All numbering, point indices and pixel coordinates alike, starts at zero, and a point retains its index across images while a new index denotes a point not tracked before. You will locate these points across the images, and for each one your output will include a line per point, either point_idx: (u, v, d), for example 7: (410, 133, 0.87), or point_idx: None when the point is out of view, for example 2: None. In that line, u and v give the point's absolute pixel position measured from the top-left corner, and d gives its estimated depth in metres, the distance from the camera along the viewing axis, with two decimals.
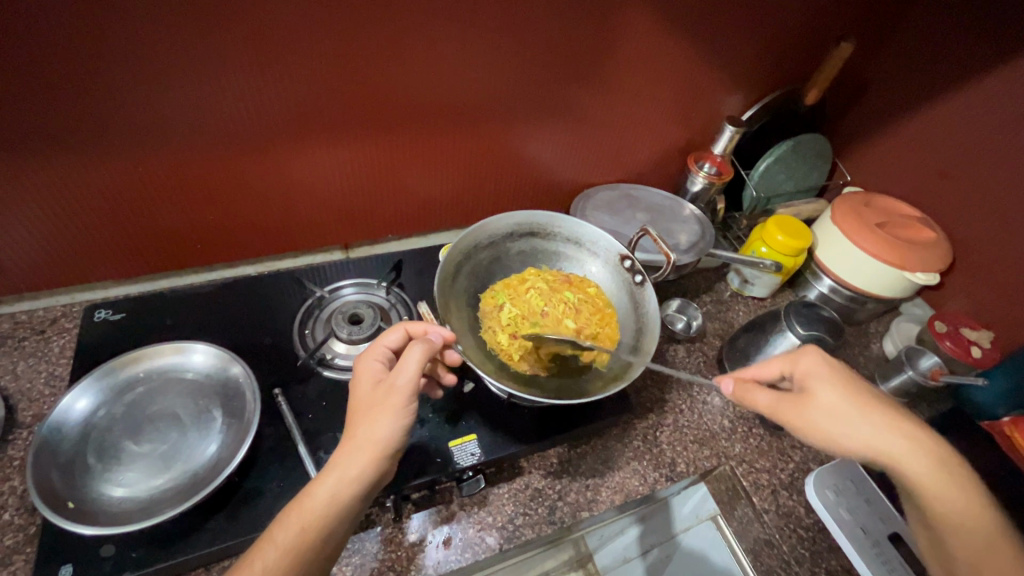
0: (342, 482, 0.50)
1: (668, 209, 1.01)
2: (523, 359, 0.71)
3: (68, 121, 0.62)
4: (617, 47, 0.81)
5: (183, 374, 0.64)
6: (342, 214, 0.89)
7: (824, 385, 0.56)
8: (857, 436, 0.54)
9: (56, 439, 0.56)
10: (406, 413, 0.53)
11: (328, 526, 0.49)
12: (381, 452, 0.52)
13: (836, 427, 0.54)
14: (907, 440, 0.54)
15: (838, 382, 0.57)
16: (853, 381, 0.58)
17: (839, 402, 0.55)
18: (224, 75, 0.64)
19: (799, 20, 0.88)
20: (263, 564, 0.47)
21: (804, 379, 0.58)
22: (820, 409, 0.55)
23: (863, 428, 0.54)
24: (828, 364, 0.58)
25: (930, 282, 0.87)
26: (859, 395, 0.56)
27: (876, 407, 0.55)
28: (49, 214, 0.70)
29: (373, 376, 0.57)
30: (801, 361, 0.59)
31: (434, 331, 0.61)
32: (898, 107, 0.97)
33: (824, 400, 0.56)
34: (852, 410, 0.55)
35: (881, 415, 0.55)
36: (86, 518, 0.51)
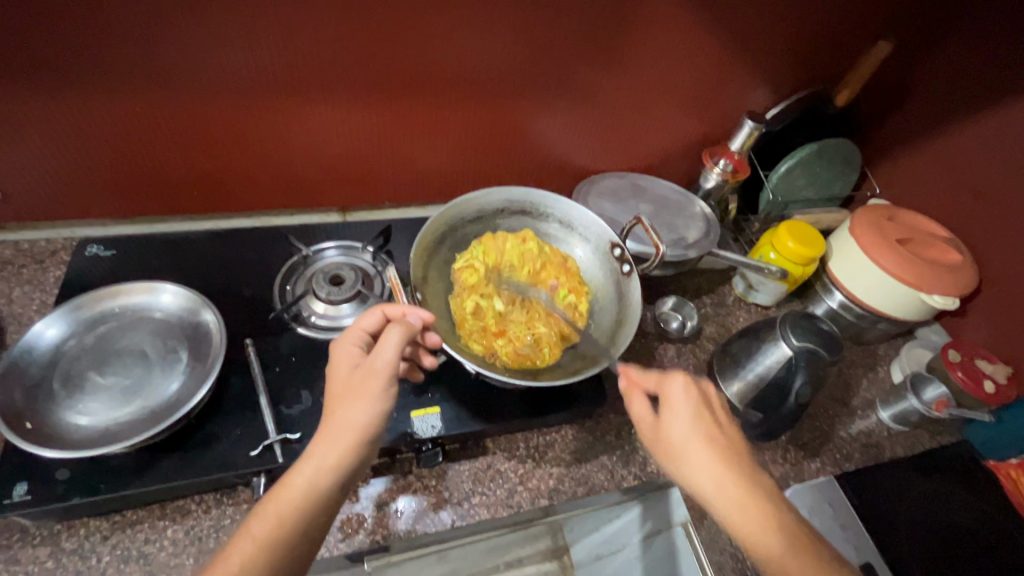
0: (320, 471, 0.49)
1: (677, 203, 0.97)
2: (476, 342, 0.69)
3: (70, 55, 0.63)
4: (635, 28, 0.77)
5: (154, 314, 0.65)
6: (340, 175, 0.89)
7: (678, 413, 0.54)
8: (690, 472, 0.51)
9: (25, 362, 0.58)
10: (386, 396, 0.53)
11: (308, 515, 0.49)
12: (360, 439, 0.51)
13: (674, 459, 0.53)
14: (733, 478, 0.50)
15: (695, 412, 0.54)
16: (711, 414, 0.55)
17: (684, 432, 0.53)
18: (223, 23, 0.64)
19: (838, 13, 0.82)
20: (240, 556, 0.46)
21: (665, 406, 0.56)
22: (666, 434, 0.54)
23: (692, 464, 0.51)
24: (692, 391, 0.56)
25: (948, 306, 0.82)
26: (711, 431, 0.53)
27: (718, 443, 0.52)
28: (51, 147, 0.71)
29: (351, 361, 0.56)
30: (671, 386, 0.56)
31: (414, 314, 0.60)
32: (938, 117, 0.90)
33: (675, 428, 0.53)
34: (691, 443, 0.52)
35: (721, 454, 0.51)
36: (42, 440, 0.53)
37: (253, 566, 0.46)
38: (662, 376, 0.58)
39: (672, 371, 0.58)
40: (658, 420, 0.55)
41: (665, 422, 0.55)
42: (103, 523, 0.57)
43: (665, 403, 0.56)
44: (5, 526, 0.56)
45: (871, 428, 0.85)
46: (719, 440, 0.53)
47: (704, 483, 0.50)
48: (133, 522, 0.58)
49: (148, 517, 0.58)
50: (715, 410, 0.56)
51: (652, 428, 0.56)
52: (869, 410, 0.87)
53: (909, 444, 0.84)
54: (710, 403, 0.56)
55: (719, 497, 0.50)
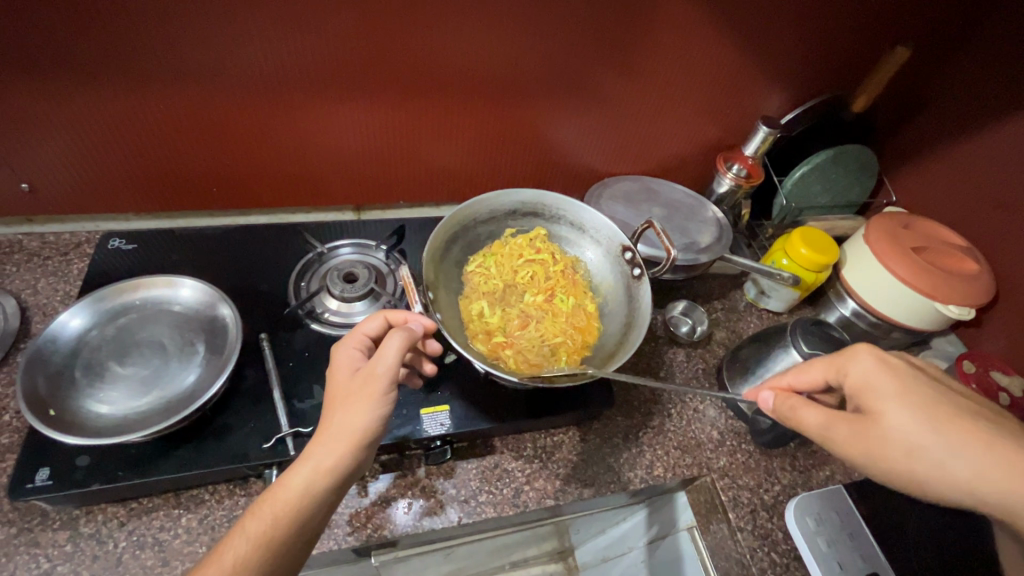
0: (316, 473, 0.50)
1: (689, 207, 0.97)
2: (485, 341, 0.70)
3: (97, 54, 0.65)
4: (650, 32, 0.77)
5: (173, 307, 0.67)
6: (355, 174, 0.90)
7: (890, 403, 0.48)
8: (928, 474, 0.45)
9: (49, 350, 0.60)
10: (385, 401, 0.53)
11: (304, 517, 0.49)
12: (357, 443, 0.51)
13: (900, 458, 0.46)
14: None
15: (906, 394, 0.48)
16: (916, 387, 0.49)
17: (913, 424, 0.46)
18: (244, 24, 0.65)
19: (857, 19, 0.81)
20: (233, 556, 0.47)
21: (861, 395, 0.50)
22: (888, 435, 0.47)
23: (954, 467, 0.44)
24: (881, 369, 0.50)
25: (962, 316, 0.81)
26: (936, 416, 0.46)
27: (977, 433, 0.45)
28: (78, 143, 0.73)
29: (352, 364, 0.56)
30: (854, 369, 0.51)
31: (414, 320, 0.61)
32: (957, 124, 0.88)
33: (896, 422, 0.47)
34: (926, 434, 0.46)
35: (985, 442, 0.45)
36: (64, 427, 0.55)
37: (248, 566, 0.47)
38: (847, 361, 0.52)
39: (850, 349, 0.52)
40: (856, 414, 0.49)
41: (880, 419, 0.47)
42: (120, 509, 0.59)
43: (859, 390, 0.50)
44: (28, 510, 0.57)
45: None
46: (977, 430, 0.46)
47: (974, 486, 0.44)
48: (148, 509, 0.59)
49: (163, 506, 0.60)
50: (923, 377, 0.50)
51: (847, 429, 0.48)
52: None
53: None
54: (915, 376, 0.49)
55: (987, 492, 0.43)
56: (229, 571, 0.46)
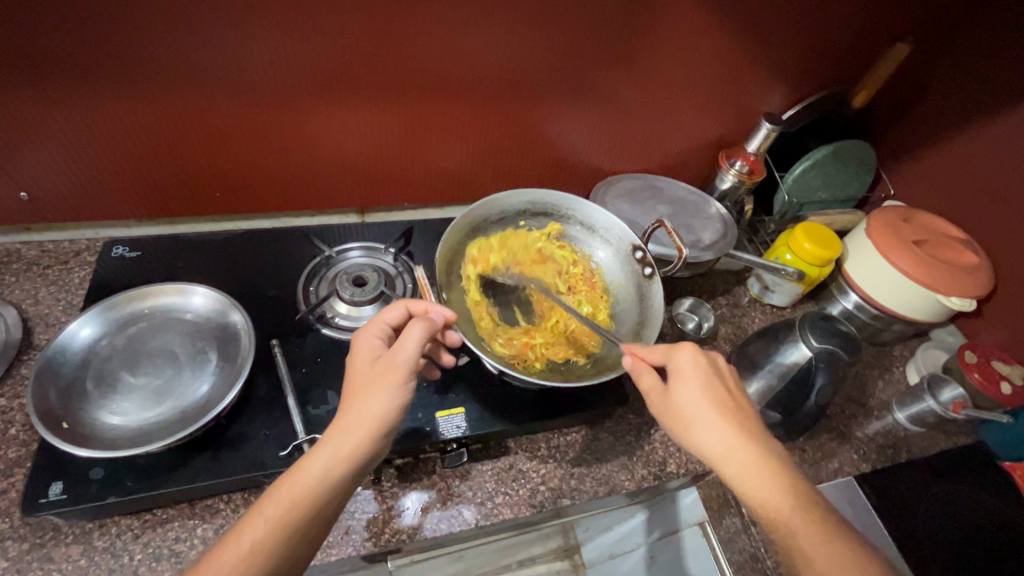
0: (335, 459, 0.49)
1: (692, 205, 0.98)
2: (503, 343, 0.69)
3: (99, 58, 0.63)
4: (654, 31, 0.78)
5: (183, 315, 0.66)
6: (359, 176, 0.89)
7: (682, 383, 0.55)
8: (694, 434, 0.52)
9: (59, 362, 0.59)
10: (404, 391, 0.53)
11: (320, 503, 0.48)
12: (375, 431, 0.51)
13: (682, 426, 0.53)
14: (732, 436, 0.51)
15: (704, 382, 0.54)
16: (722, 387, 0.55)
17: (693, 400, 0.53)
18: (249, 25, 0.64)
19: (856, 16, 0.82)
20: (252, 537, 0.46)
21: (674, 376, 0.56)
22: (673, 404, 0.54)
23: (708, 434, 0.52)
24: (701, 363, 0.56)
25: (964, 307, 0.82)
26: (717, 396, 0.54)
27: (730, 410, 0.53)
28: (79, 149, 0.72)
29: (373, 352, 0.56)
30: (678, 356, 0.57)
31: (436, 310, 0.61)
32: (954, 119, 0.90)
33: (683, 398, 0.54)
34: (702, 411, 0.53)
35: (732, 419, 0.52)
36: (78, 439, 0.54)
37: (266, 548, 0.46)
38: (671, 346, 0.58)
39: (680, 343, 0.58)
40: (665, 389, 0.56)
41: (671, 391, 0.55)
42: (134, 521, 0.58)
43: (675, 374, 0.56)
44: (40, 525, 0.56)
45: (887, 429, 0.85)
46: (730, 408, 0.53)
47: (715, 450, 0.51)
48: (163, 521, 0.58)
49: (178, 516, 0.59)
50: (726, 378, 0.56)
51: (660, 399, 0.56)
52: (886, 411, 0.87)
53: (926, 445, 0.85)
54: (719, 375, 0.56)
55: (729, 458, 0.50)
56: (245, 554, 0.45)
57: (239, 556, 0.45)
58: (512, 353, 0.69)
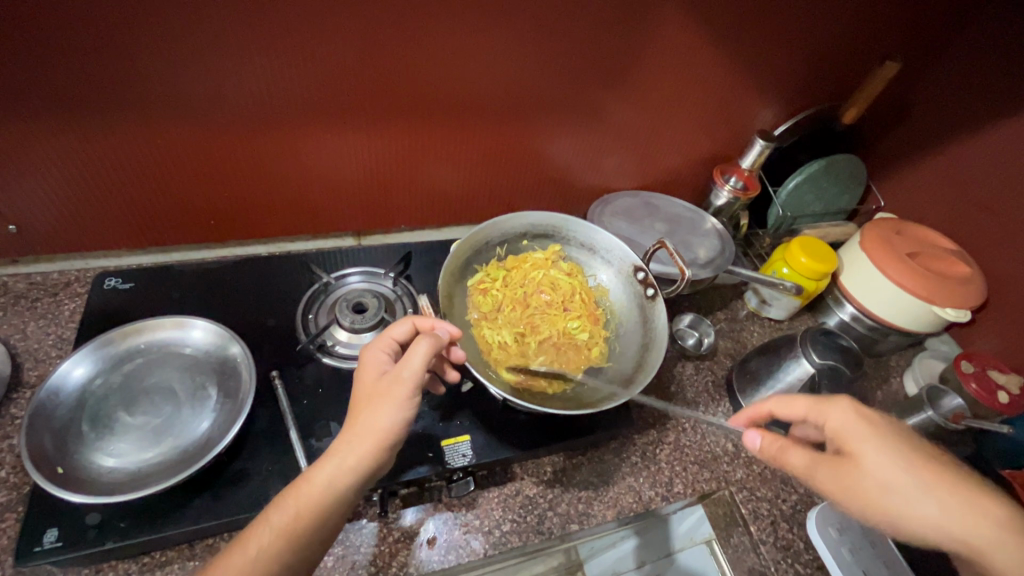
0: (339, 471, 0.48)
1: (689, 221, 0.98)
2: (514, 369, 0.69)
3: (94, 89, 0.62)
4: (649, 52, 0.79)
5: (181, 349, 0.65)
6: (356, 200, 0.89)
7: (869, 445, 0.49)
8: (907, 509, 0.46)
9: (53, 404, 0.57)
10: (410, 405, 0.51)
11: (324, 513, 0.47)
12: (380, 445, 0.49)
13: (896, 499, 0.46)
14: (959, 508, 0.45)
15: (887, 440, 0.49)
16: (909, 445, 0.49)
17: (886, 465, 0.48)
18: (246, 54, 0.64)
19: (845, 35, 0.84)
20: (256, 545, 0.45)
21: (842, 438, 0.51)
22: (862, 472, 0.48)
23: (925, 503, 0.46)
24: (858, 418, 0.51)
25: (960, 318, 0.83)
26: (901, 450, 0.48)
27: (936, 469, 0.47)
28: (71, 179, 0.71)
29: (379, 367, 0.55)
30: (834, 415, 0.52)
31: (442, 327, 0.60)
32: (940, 133, 0.92)
33: (875, 463, 0.48)
34: (909, 476, 0.47)
35: (944, 484, 0.47)
36: (74, 485, 0.52)
37: (269, 558, 0.45)
38: (824, 405, 0.53)
39: (832, 397, 0.54)
40: (839, 455, 0.50)
41: (855, 458, 0.49)
42: (131, 566, 0.56)
43: (844, 435, 0.51)
44: (32, 573, 0.54)
45: None
46: (934, 465, 0.48)
47: (953, 522, 0.45)
48: (162, 564, 0.56)
49: (177, 558, 0.57)
50: (897, 433, 0.51)
51: (827, 468, 0.50)
52: None
53: None
54: (891, 427, 0.51)
55: (955, 528, 0.44)
56: (252, 559, 0.44)
57: (243, 566, 0.44)
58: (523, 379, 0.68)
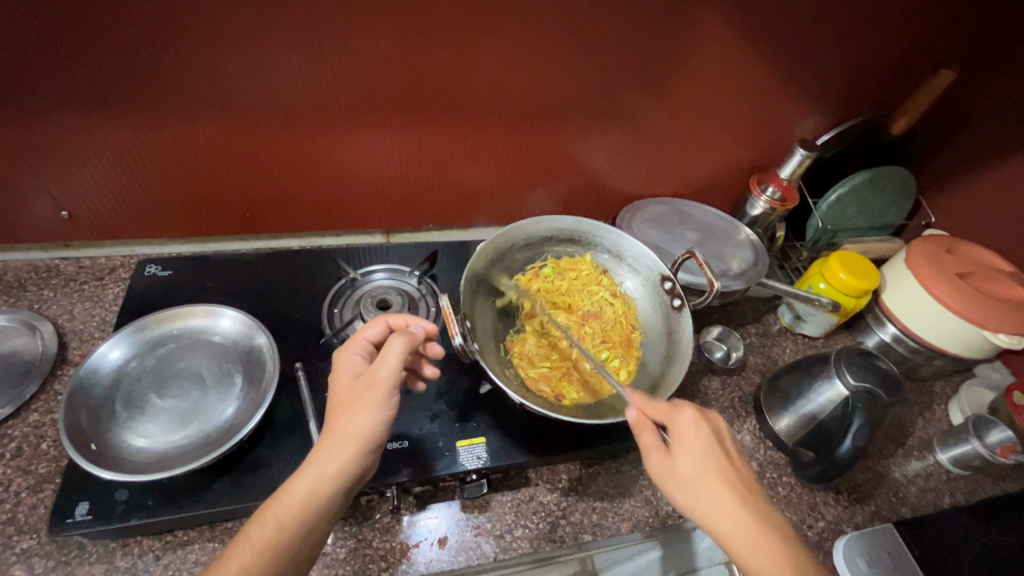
0: (319, 480, 0.49)
1: (722, 230, 0.95)
2: (537, 383, 0.68)
3: (144, 86, 0.66)
4: (687, 59, 0.77)
5: (210, 337, 0.67)
6: (386, 198, 0.90)
7: (687, 449, 0.52)
8: (699, 510, 0.50)
9: (90, 383, 0.60)
10: (387, 406, 0.52)
11: (304, 522, 0.48)
12: (360, 449, 0.51)
13: (679, 492, 0.51)
14: (747, 519, 0.48)
15: (706, 451, 0.52)
16: (722, 451, 0.53)
17: (696, 469, 0.51)
18: (286, 55, 0.66)
19: (899, 43, 0.80)
20: (239, 562, 0.45)
21: (674, 440, 0.54)
22: (677, 473, 0.52)
23: (709, 504, 0.49)
24: (702, 427, 0.54)
25: (1013, 345, 0.78)
26: (721, 466, 0.52)
27: (730, 482, 0.51)
28: (120, 171, 0.75)
29: (354, 370, 0.56)
30: (680, 422, 0.54)
31: (416, 324, 0.60)
32: (1000, 147, 0.87)
33: (684, 464, 0.52)
34: (704, 481, 0.51)
35: (732, 493, 0.50)
36: (104, 461, 0.55)
37: (254, 573, 0.45)
38: (670, 407, 0.56)
39: (681, 404, 0.56)
40: (670, 452, 0.53)
41: (675, 458, 0.53)
42: (156, 542, 0.58)
43: (675, 437, 0.54)
44: (66, 542, 0.57)
45: (927, 471, 0.81)
46: (726, 478, 0.51)
47: (721, 524, 0.49)
48: (184, 542, 0.58)
49: (199, 538, 0.59)
50: (723, 437, 0.55)
51: (659, 464, 0.53)
52: (926, 452, 0.83)
53: (970, 490, 0.80)
54: (719, 437, 0.54)
55: (732, 537, 0.48)
56: None
57: None
58: (543, 393, 0.67)
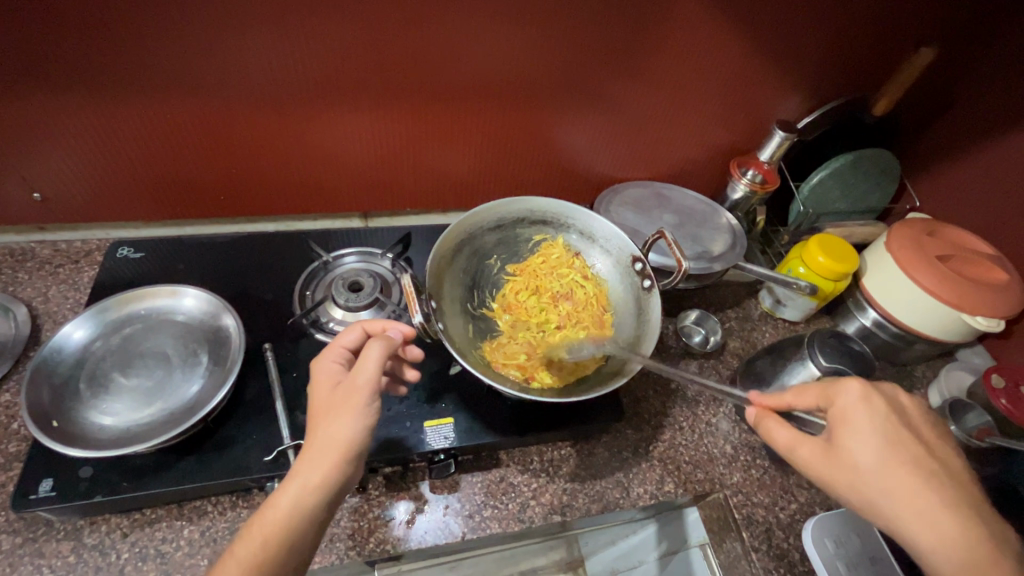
0: (304, 491, 0.48)
1: (701, 214, 0.95)
2: (504, 363, 0.68)
3: (108, 67, 0.65)
4: (662, 38, 0.76)
5: (176, 316, 0.67)
6: (362, 181, 0.90)
7: (855, 434, 0.49)
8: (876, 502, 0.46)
9: (53, 362, 0.60)
10: (369, 412, 0.52)
11: (294, 534, 0.48)
12: (343, 458, 0.50)
13: (853, 480, 0.48)
14: (950, 516, 0.44)
15: (882, 433, 0.49)
16: (902, 434, 0.49)
17: (872, 455, 0.48)
18: (251, 35, 0.65)
19: (880, 21, 0.79)
20: None
21: (839, 422, 0.51)
22: (844, 459, 0.49)
23: (895, 499, 0.46)
24: (867, 402, 0.51)
25: (992, 328, 0.77)
26: (903, 453, 0.48)
27: (927, 472, 0.47)
28: (91, 153, 0.74)
29: (332, 378, 0.55)
30: (841, 399, 0.51)
31: (393, 328, 0.60)
32: (982, 129, 0.86)
33: (857, 450, 0.48)
34: (885, 469, 0.47)
35: (932, 486, 0.46)
36: (67, 438, 0.55)
37: None
38: (833, 389, 0.53)
39: (840, 381, 0.53)
40: (832, 441, 0.50)
41: (840, 443, 0.49)
42: (123, 520, 0.59)
43: (840, 418, 0.51)
44: (32, 520, 0.57)
45: None
46: (921, 468, 0.47)
47: (913, 517, 0.45)
48: (151, 521, 0.59)
49: (166, 517, 0.59)
50: (908, 424, 0.51)
51: (828, 454, 0.50)
52: None
53: None
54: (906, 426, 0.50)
55: (921, 530, 0.44)
56: None
57: None
58: (510, 372, 0.67)
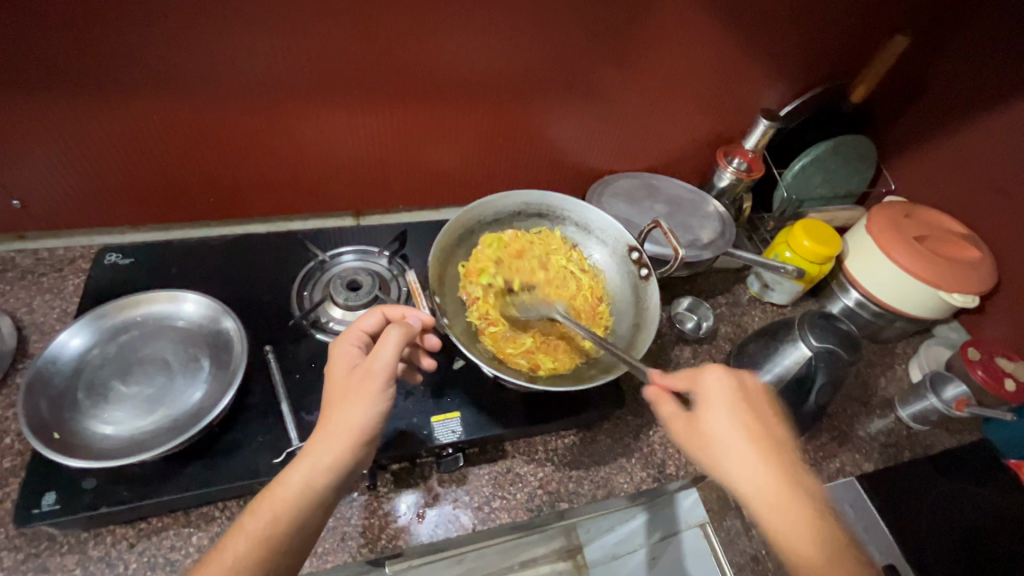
0: (316, 471, 0.49)
1: (690, 203, 0.97)
2: (514, 356, 0.68)
3: (91, 68, 0.63)
4: (649, 30, 0.77)
5: (175, 322, 0.66)
6: (354, 179, 0.89)
7: (716, 410, 0.51)
8: (722, 470, 0.49)
9: (50, 372, 0.59)
10: (384, 398, 0.52)
11: (302, 514, 0.48)
12: (356, 441, 0.51)
13: (715, 456, 0.50)
14: (769, 480, 0.48)
15: (732, 408, 0.51)
16: (750, 409, 0.52)
17: (727, 430, 0.50)
18: (239, 32, 0.64)
19: (856, 11, 0.81)
20: (234, 553, 0.46)
21: (698, 399, 0.53)
22: (704, 434, 0.51)
23: (744, 470, 0.48)
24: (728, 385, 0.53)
25: (966, 303, 0.81)
26: (750, 427, 0.51)
27: (763, 443, 0.50)
28: (74, 157, 0.72)
29: (350, 361, 0.56)
30: (703, 378, 0.53)
31: (413, 315, 0.60)
32: (952, 114, 0.90)
33: (714, 424, 0.51)
34: (732, 440, 0.50)
35: (766, 455, 0.49)
36: (69, 449, 0.54)
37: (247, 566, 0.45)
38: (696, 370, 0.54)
39: (703, 365, 0.54)
40: (694, 415, 0.53)
41: (699, 419, 0.52)
42: (129, 530, 0.58)
43: (700, 398, 0.53)
44: (34, 534, 0.56)
45: (888, 428, 0.85)
46: (767, 445, 0.50)
47: (741, 483, 0.48)
48: (158, 529, 0.58)
49: (173, 525, 0.58)
50: (755, 400, 0.53)
51: (686, 426, 0.53)
52: (889, 409, 0.86)
53: (930, 443, 0.84)
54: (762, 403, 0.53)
55: (763, 501, 0.47)
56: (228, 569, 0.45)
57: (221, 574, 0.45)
58: (521, 365, 0.67)
